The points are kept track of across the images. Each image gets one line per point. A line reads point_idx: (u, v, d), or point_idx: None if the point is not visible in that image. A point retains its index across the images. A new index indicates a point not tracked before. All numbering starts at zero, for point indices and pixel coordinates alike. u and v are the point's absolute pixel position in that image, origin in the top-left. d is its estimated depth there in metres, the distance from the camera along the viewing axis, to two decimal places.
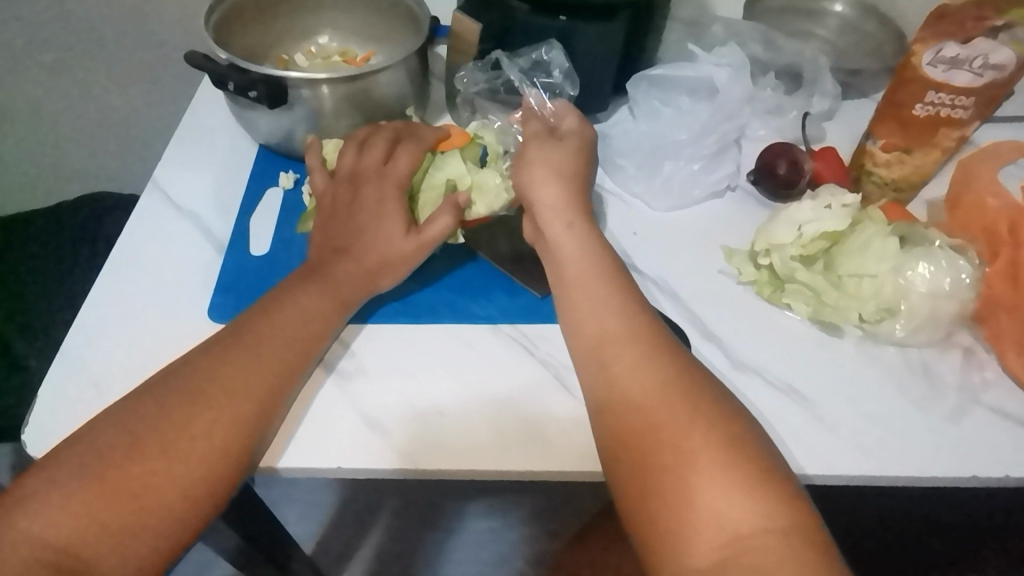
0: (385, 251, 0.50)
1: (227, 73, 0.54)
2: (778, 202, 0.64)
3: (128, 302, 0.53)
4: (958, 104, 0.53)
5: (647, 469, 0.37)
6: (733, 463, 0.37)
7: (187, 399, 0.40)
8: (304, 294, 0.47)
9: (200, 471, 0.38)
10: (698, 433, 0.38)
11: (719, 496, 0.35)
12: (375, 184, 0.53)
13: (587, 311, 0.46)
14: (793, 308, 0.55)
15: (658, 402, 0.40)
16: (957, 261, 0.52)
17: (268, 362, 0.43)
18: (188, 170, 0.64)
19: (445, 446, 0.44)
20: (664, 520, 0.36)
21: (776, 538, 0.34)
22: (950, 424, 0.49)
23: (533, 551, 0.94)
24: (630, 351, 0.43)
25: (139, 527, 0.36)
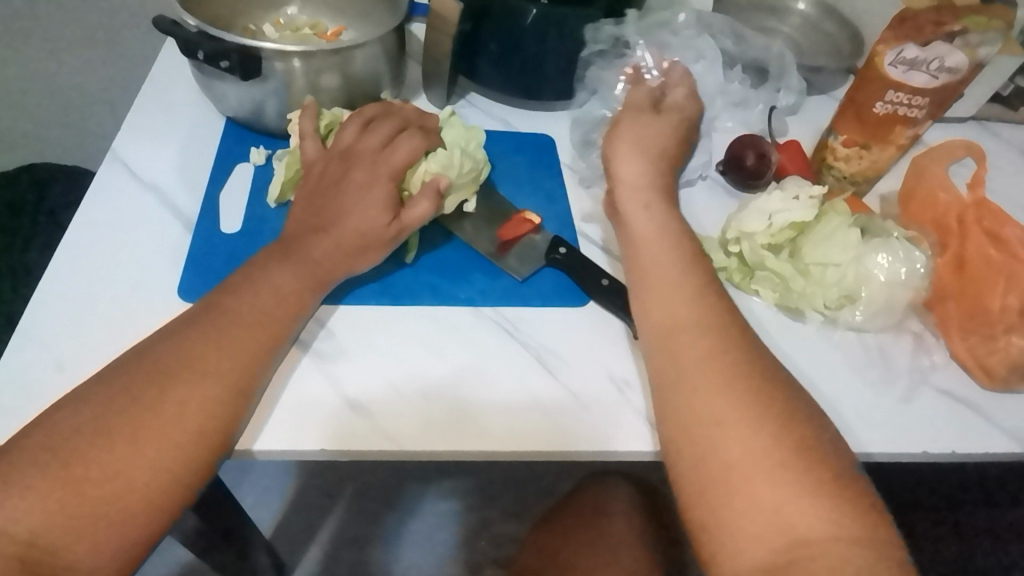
0: (363, 234, 0.51)
1: (196, 41, 0.54)
2: (744, 192, 0.68)
3: (92, 283, 0.51)
4: (913, 103, 0.59)
5: (711, 460, 0.39)
6: (803, 466, 0.38)
7: (160, 381, 0.40)
8: (279, 273, 0.48)
9: (174, 455, 0.39)
10: (767, 432, 0.39)
11: (789, 498, 0.37)
12: (364, 165, 0.54)
13: (663, 301, 0.48)
14: (761, 294, 0.58)
15: (728, 397, 0.41)
16: (912, 252, 0.56)
17: (244, 347, 0.44)
18: (149, 142, 0.62)
19: (439, 422, 0.48)
20: (730, 516, 0.37)
21: (839, 541, 0.35)
22: (905, 405, 0.53)
23: (494, 531, 1.01)
24: (698, 342, 0.44)
25: (115, 512, 0.37)
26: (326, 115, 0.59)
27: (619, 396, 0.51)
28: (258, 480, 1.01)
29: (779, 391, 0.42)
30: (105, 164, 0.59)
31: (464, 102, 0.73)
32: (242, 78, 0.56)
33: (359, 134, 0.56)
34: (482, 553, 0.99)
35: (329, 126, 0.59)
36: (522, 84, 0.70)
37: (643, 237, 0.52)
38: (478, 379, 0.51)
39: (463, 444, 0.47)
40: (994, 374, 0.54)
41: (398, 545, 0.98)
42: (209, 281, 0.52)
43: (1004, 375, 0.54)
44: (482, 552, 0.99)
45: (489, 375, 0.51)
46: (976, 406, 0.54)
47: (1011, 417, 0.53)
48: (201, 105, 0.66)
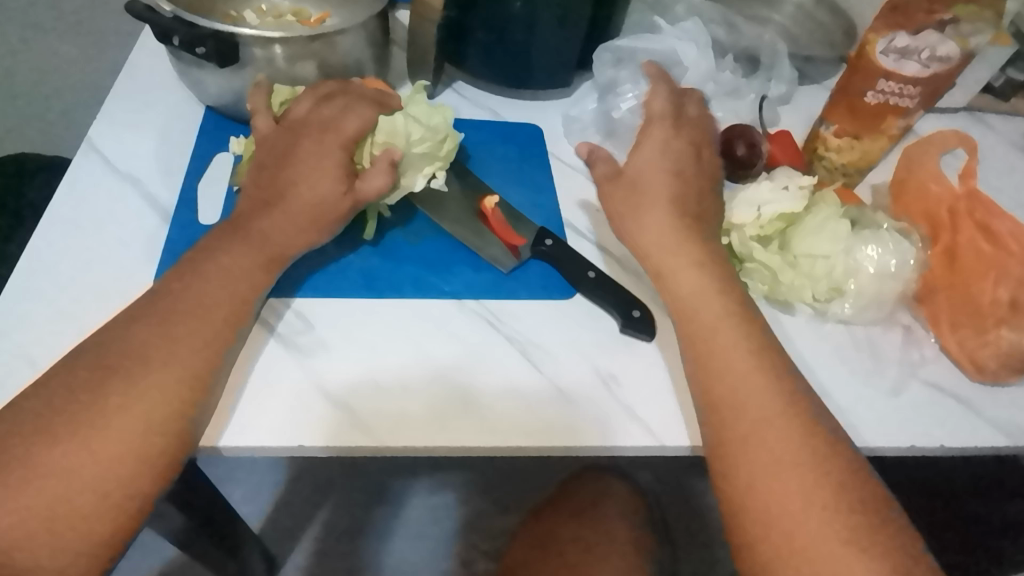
0: (312, 203, 0.50)
1: (172, 28, 0.52)
2: (738, 183, 0.67)
3: (63, 276, 0.49)
4: (905, 93, 0.58)
5: (760, 485, 0.40)
6: (855, 504, 0.39)
7: (107, 372, 0.39)
8: (235, 256, 0.47)
9: (127, 449, 0.38)
10: (821, 467, 0.40)
11: (841, 535, 0.37)
12: (316, 135, 0.52)
13: (701, 310, 0.48)
14: (749, 287, 0.57)
15: (782, 423, 0.42)
16: (902, 244, 0.55)
17: (199, 336, 0.43)
18: (125, 130, 0.60)
19: (419, 418, 0.47)
20: (779, 545, 0.38)
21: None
22: (895, 399, 0.53)
23: (485, 524, 1.00)
24: (743, 359, 0.45)
25: (70, 511, 0.36)
26: (281, 90, 0.57)
27: (604, 389, 0.50)
28: (246, 476, 1.00)
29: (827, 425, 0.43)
30: (80, 154, 0.58)
31: (451, 92, 0.72)
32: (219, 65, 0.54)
33: (314, 106, 0.54)
34: (473, 547, 0.99)
35: (282, 102, 0.57)
36: (510, 71, 0.68)
37: (657, 240, 0.51)
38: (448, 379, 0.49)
39: (444, 441, 0.46)
40: (983, 367, 0.53)
41: (388, 539, 0.98)
42: None
43: (994, 369, 0.53)
44: (472, 545, 0.98)
45: (467, 368, 0.50)
46: (966, 399, 0.53)
47: (999, 411, 0.53)
48: (181, 95, 0.64)
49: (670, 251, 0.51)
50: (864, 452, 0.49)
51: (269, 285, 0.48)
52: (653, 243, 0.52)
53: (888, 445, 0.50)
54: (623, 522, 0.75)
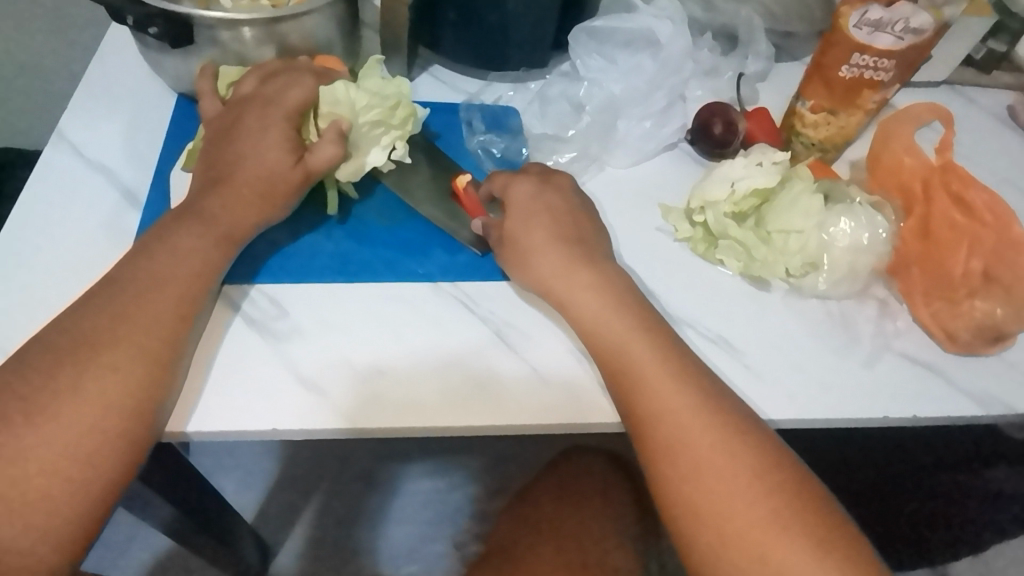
0: (262, 173, 0.51)
1: (122, 7, 0.52)
2: (711, 160, 0.68)
3: (36, 267, 0.50)
4: (880, 66, 0.58)
5: (658, 461, 0.43)
6: (749, 467, 0.42)
7: (64, 358, 0.40)
8: (189, 240, 0.47)
9: (88, 434, 0.39)
10: (715, 437, 0.43)
11: (735, 498, 0.41)
12: (268, 109, 0.53)
13: (586, 302, 0.49)
14: (725, 264, 0.58)
15: (675, 401, 0.44)
16: (875, 217, 0.55)
17: (157, 322, 0.43)
18: (95, 120, 0.60)
19: (387, 399, 0.47)
20: (682, 513, 0.42)
21: (775, 531, 0.40)
22: (865, 370, 0.53)
23: (478, 508, 1.01)
24: (636, 343, 0.47)
25: (38, 494, 0.37)
26: (228, 73, 0.58)
27: (576, 365, 0.51)
28: (236, 466, 1.00)
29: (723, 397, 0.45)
30: (51, 145, 0.58)
31: (427, 75, 0.71)
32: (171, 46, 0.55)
33: (261, 82, 0.55)
34: (466, 531, 0.99)
35: (229, 83, 0.58)
36: (486, 51, 0.68)
37: (541, 233, 0.52)
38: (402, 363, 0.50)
39: (413, 421, 0.47)
40: (956, 338, 0.54)
41: (380, 523, 0.99)
42: None
43: (967, 340, 0.54)
44: (466, 529, 0.99)
45: (438, 347, 0.51)
46: (939, 370, 0.54)
47: (973, 380, 0.53)
48: (152, 84, 0.64)
49: (558, 244, 0.52)
50: (769, 427, 0.49)
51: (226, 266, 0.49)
52: (538, 233, 0.52)
53: (790, 420, 0.50)
54: (609, 500, 0.76)
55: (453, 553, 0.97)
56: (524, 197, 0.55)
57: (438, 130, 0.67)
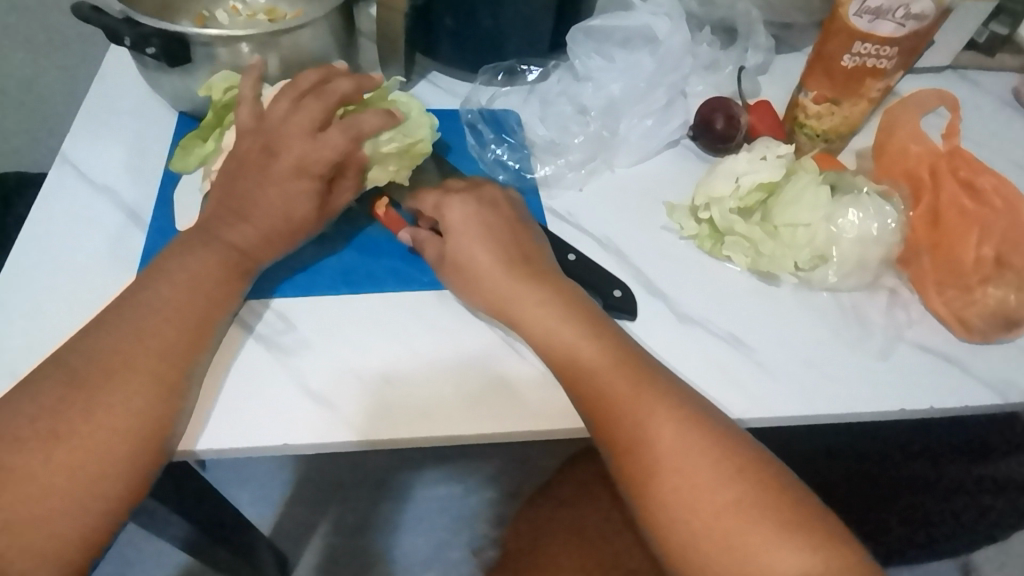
0: (283, 225, 0.50)
1: (119, 28, 0.52)
2: (716, 156, 0.67)
3: (45, 290, 0.50)
4: (882, 54, 0.57)
5: (618, 457, 0.42)
6: (707, 449, 0.41)
7: (80, 383, 0.40)
8: (202, 263, 0.47)
9: (102, 458, 0.39)
10: (670, 426, 0.42)
11: (695, 488, 0.40)
12: (296, 153, 0.51)
13: (530, 301, 0.49)
14: (732, 260, 0.57)
15: (628, 394, 0.44)
16: (883, 207, 0.55)
17: (167, 342, 0.43)
18: (98, 142, 0.61)
19: (393, 411, 0.47)
20: (647, 507, 0.41)
21: (740, 516, 0.39)
22: (879, 362, 0.52)
23: (494, 513, 1.01)
24: (582, 339, 0.46)
25: (52, 519, 0.37)
26: (228, 77, 0.56)
27: None
28: (251, 480, 1.01)
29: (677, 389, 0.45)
30: (55, 168, 0.58)
31: (427, 82, 0.72)
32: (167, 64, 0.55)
33: (292, 113, 0.53)
34: (482, 536, 0.99)
35: (225, 89, 0.56)
36: (483, 55, 0.68)
37: (467, 241, 0.52)
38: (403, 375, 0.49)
39: (420, 430, 0.46)
40: (971, 325, 0.53)
41: (396, 532, 0.99)
42: None
43: (980, 327, 0.53)
44: (482, 535, 0.99)
45: (441, 352, 0.51)
46: (954, 358, 0.53)
47: (989, 368, 0.53)
48: (154, 103, 0.64)
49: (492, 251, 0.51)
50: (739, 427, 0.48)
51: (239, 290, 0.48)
52: (469, 241, 0.52)
53: (758, 417, 0.49)
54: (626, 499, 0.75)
55: (471, 559, 0.97)
56: (458, 207, 0.54)
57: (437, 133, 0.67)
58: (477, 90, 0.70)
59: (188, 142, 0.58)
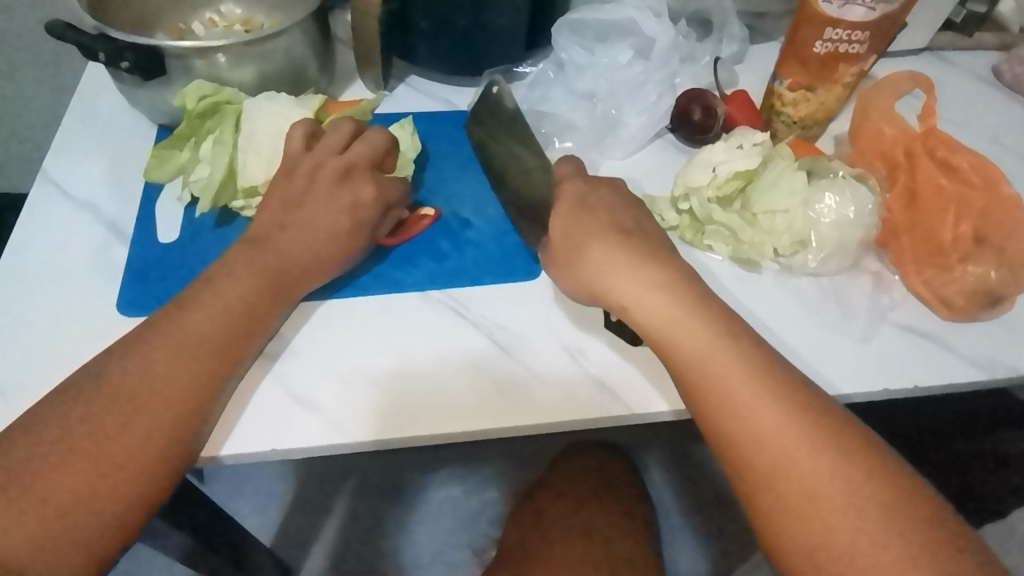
0: (332, 245, 0.51)
1: (93, 44, 0.52)
2: (694, 147, 0.67)
3: (32, 308, 0.50)
4: (854, 39, 0.58)
5: (763, 490, 0.39)
6: (840, 465, 0.39)
7: (118, 404, 0.41)
8: (239, 284, 0.47)
9: (132, 478, 0.39)
10: (827, 461, 0.39)
11: (859, 533, 0.37)
12: (360, 178, 0.54)
13: (658, 312, 0.47)
14: (714, 249, 0.57)
15: (776, 421, 0.41)
16: (859, 190, 0.55)
17: (203, 366, 0.43)
18: (78, 159, 0.61)
19: (419, 417, 0.47)
20: (796, 548, 0.38)
21: (889, 544, 0.36)
22: (846, 343, 0.53)
23: (497, 513, 1.01)
24: (726, 358, 0.43)
25: (80, 535, 0.37)
26: (202, 85, 0.57)
27: (572, 363, 0.51)
28: (252, 490, 1.01)
29: (836, 415, 0.41)
30: (37, 187, 0.58)
31: (405, 86, 0.72)
32: (143, 77, 0.56)
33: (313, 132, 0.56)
34: (486, 536, 0.99)
35: (200, 97, 0.57)
36: (460, 56, 0.68)
37: (598, 256, 0.50)
38: (427, 386, 0.49)
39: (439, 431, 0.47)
40: (952, 304, 0.54)
41: (401, 535, 0.99)
42: (149, 294, 0.52)
43: (963, 305, 0.54)
44: (485, 534, 0.99)
45: (448, 356, 0.51)
46: (938, 337, 0.53)
47: (973, 346, 0.53)
48: (134, 118, 0.65)
49: (625, 264, 0.49)
50: (842, 401, 0.49)
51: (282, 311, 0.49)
52: (597, 257, 0.50)
53: (862, 392, 0.50)
54: (621, 499, 0.77)
55: (474, 559, 0.97)
56: (574, 192, 0.54)
57: (420, 138, 0.67)
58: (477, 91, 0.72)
59: (160, 150, 0.58)
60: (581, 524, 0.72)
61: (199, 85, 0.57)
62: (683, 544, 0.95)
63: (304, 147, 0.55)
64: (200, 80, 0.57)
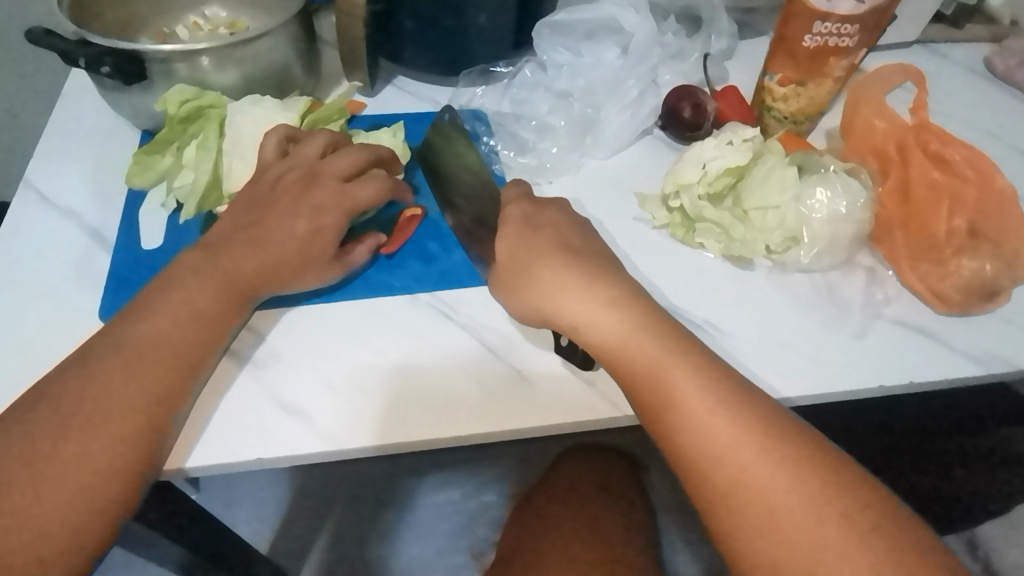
0: (293, 245, 0.50)
1: (72, 50, 0.52)
2: (685, 144, 0.66)
3: (14, 317, 0.49)
4: (843, 32, 0.57)
5: (723, 507, 0.39)
6: (797, 474, 0.39)
7: (74, 418, 0.40)
8: (193, 291, 0.46)
9: (96, 490, 0.39)
10: (784, 474, 0.39)
11: (816, 541, 0.37)
12: (324, 182, 0.53)
13: (611, 332, 0.46)
14: (706, 247, 0.57)
15: (732, 436, 0.40)
16: (852, 185, 0.55)
17: (158, 376, 0.43)
18: (61, 166, 0.60)
19: (405, 423, 0.47)
20: (759, 564, 0.37)
21: (847, 551, 0.36)
22: (785, 348, 0.51)
23: (494, 517, 1.00)
24: (677, 372, 0.43)
25: (51, 548, 0.37)
26: (184, 90, 0.56)
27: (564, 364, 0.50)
28: (246, 498, 1.00)
29: (789, 424, 0.41)
30: (18, 195, 0.58)
31: (392, 87, 0.72)
32: (124, 82, 0.55)
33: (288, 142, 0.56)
34: (484, 540, 0.98)
35: (182, 102, 0.56)
36: (448, 56, 0.68)
37: (547, 276, 0.49)
38: (412, 392, 0.48)
39: (411, 437, 0.46)
40: (948, 299, 0.53)
41: (398, 541, 0.98)
42: (132, 302, 0.51)
43: (958, 300, 0.53)
44: (482, 538, 0.98)
45: (429, 358, 0.50)
46: (933, 332, 0.53)
47: (969, 341, 0.52)
48: (118, 124, 0.64)
49: (574, 283, 0.48)
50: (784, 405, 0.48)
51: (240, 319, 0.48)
52: (545, 278, 0.49)
53: (804, 396, 0.49)
54: (618, 501, 0.76)
55: (472, 563, 0.96)
56: (519, 214, 0.54)
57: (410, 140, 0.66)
58: (456, 93, 0.71)
59: (142, 156, 0.57)
60: (577, 527, 0.71)
61: (181, 91, 0.56)
62: (682, 544, 0.95)
63: (278, 155, 0.55)
64: (183, 85, 0.56)
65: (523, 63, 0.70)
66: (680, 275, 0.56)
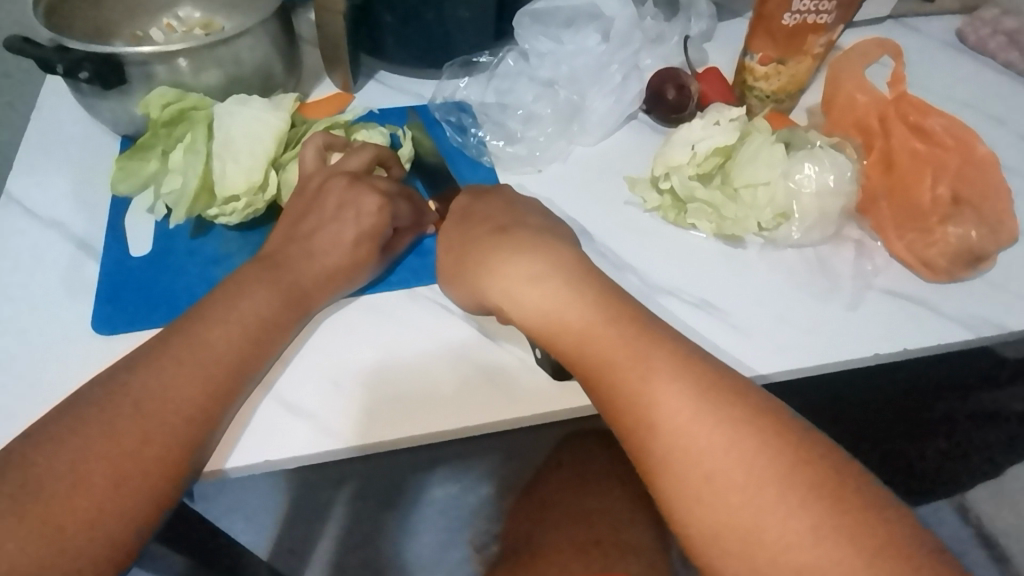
0: (344, 262, 0.51)
1: (49, 57, 0.51)
2: (671, 128, 0.67)
3: (6, 328, 0.48)
4: (820, 9, 0.59)
5: (661, 470, 0.38)
6: (738, 436, 0.38)
7: (137, 416, 0.40)
8: (260, 299, 0.47)
9: (149, 490, 0.39)
10: (722, 436, 0.38)
11: (752, 501, 0.36)
12: (367, 190, 0.54)
13: (535, 302, 0.46)
14: (698, 227, 0.57)
15: (670, 400, 0.39)
16: (839, 159, 0.55)
17: (213, 378, 0.43)
18: (43, 176, 0.59)
19: (403, 415, 0.46)
20: (696, 531, 0.37)
21: (781, 512, 0.35)
22: (778, 323, 0.52)
23: (495, 509, 1.00)
24: (614, 338, 0.43)
25: (97, 550, 0.37)
26: (166, 93, 0.55)
27: None
28: (246, 506, 0.99)
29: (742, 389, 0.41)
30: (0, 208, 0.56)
31: (373, 82, 0.71)
32: (104, 87, 0.54)
33: (325, 147, 0.57)
34: (485, 532, 0.98)
35: (162, 105, 0.55)
36: (429, 49, 0.68)
37: (478, 253, 0.50)
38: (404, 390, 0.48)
39: (379, 426, 0.46)
40: (935, 266, 0.54)
41: (400, 539, 0.98)
42: (122, 308, 0.50)
43: (945, 267, 0.54)
44: (484, 530, 0.98)
45: (411, 350, 0.50)
46: (923, 299, 0.54)
47: (958, 304, 0.54)
48: (95, 132, 0.63)
49: (503, 255, 0.49)
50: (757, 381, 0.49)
51: (295, 323, 0.49)
52: (476, 257, 0.50)
53: (777, 373, 0.49)
54: (620, 484, 0.77)
55: (475, 556, 0.96)
56: (457, 207, 0.55)
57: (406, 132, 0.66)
58: (439, 87, 0.70)
59: (126, 162, 0.55)
60: (582, 514, 0.72)
61: (161, 93, 0.55)
62: None
63: (320, 160, 0.56)
64: (163, 87, 0.56)
65: (507, 52, 0.70)
66: (678, 259, 0.56)
